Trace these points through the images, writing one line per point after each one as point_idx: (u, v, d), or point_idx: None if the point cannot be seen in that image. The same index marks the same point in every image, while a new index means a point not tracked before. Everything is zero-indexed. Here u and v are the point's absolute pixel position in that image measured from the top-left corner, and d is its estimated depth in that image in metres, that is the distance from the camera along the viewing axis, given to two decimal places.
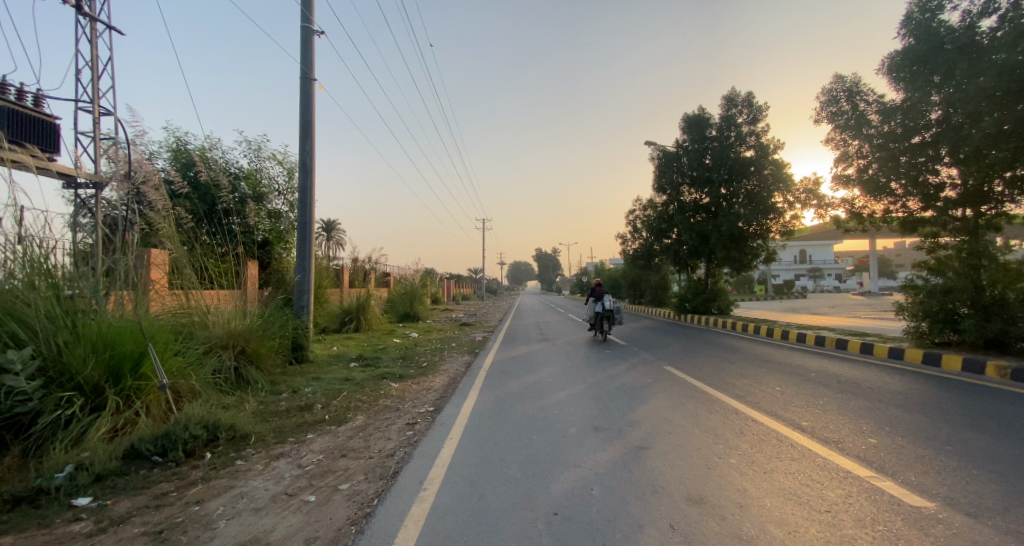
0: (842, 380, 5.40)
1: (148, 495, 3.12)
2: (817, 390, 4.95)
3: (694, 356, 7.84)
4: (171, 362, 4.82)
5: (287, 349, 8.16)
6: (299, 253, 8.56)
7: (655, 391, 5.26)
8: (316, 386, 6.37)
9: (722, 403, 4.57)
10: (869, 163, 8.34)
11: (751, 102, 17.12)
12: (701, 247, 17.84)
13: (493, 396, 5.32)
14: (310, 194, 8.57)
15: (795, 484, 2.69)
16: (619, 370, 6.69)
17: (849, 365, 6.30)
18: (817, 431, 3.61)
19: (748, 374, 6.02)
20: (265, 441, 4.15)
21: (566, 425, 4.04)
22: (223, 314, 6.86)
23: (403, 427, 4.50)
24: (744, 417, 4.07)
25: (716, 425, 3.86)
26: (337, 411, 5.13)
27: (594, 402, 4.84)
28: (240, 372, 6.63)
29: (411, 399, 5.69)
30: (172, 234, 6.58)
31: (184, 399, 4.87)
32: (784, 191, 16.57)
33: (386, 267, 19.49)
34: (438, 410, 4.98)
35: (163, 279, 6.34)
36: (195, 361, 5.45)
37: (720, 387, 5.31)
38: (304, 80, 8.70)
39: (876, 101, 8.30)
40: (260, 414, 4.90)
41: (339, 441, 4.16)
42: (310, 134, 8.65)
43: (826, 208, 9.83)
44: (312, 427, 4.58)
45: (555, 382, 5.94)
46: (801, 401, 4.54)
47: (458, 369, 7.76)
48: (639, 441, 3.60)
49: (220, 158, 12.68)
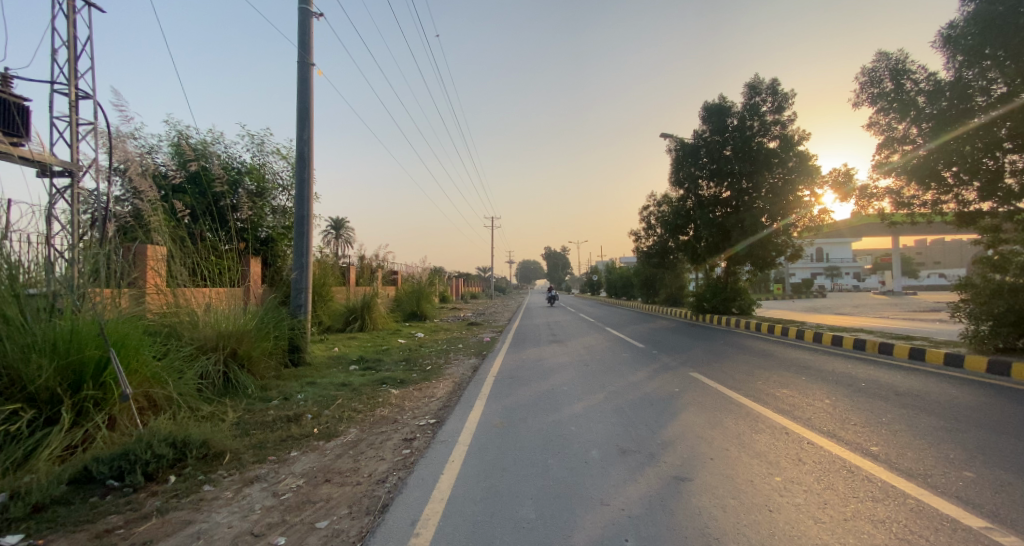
0: (900, 392, 4.75)
1: (89, 532, 2.53)
2: (875, 404, 4.30)
3: (723, 361, 7.18)
4: (144, 368, 4.31)
5: (283, 351, 7.65)
6: (296, 249, 8.09)
7: (685, 402, 4.65)
8: (309, 392, 5.87)
9: (766, 420, 3.96)
10: (922, 146, 7.67)
11: (776, 89, 16.28)
12: (722, 244, 17.08)
13: (501, 408, 4.75)
14: (309, 187, 8.12)
15: (891, 541, 2.07)
16: (641, 377, 6.07)
17: (902, 374, 5.62)
18: (894, 462, 2.99)
19: (788, 383, 5.38)
20: (241, 461, 3.61)
21: (586, 447, 3.45)
22: (213, 313, 6.37)
23: (399, 443, 3.94)
24: (797, 439, 3.45)
25: (768, 449, 3.25)
26: (328, 422, 4.61)
27: (616, 416, 4.26)
28: (229, 376, 6.12)
29: (411, 409, 5.14)
30: (161, 226, 6.11)
31: (158, 410, 4.36)
32: (810, 184, 15.76)
33: (394, 265, 19.00)
34: (440, 424, 4.41)
35: (153, 277, 5.93)
36: (175, 367, 4.95)
37: (760, 399, 4.70)
38: (302, 64, 8.21)
39: (926, 80, 7.66)
40: (241, 427, 4.38)
41: (324, 462, 3.60)
42: (308, 122, 8.18)
43: (867, 198, 9.08)
44: (296, 442, 4.04)
45: (571, 391, 5.34)
46: (860, 418, 3.91)
47: (465, 374, 7.20)
48: (676, 470, 2.99)
49: (221, 152, 12.29)
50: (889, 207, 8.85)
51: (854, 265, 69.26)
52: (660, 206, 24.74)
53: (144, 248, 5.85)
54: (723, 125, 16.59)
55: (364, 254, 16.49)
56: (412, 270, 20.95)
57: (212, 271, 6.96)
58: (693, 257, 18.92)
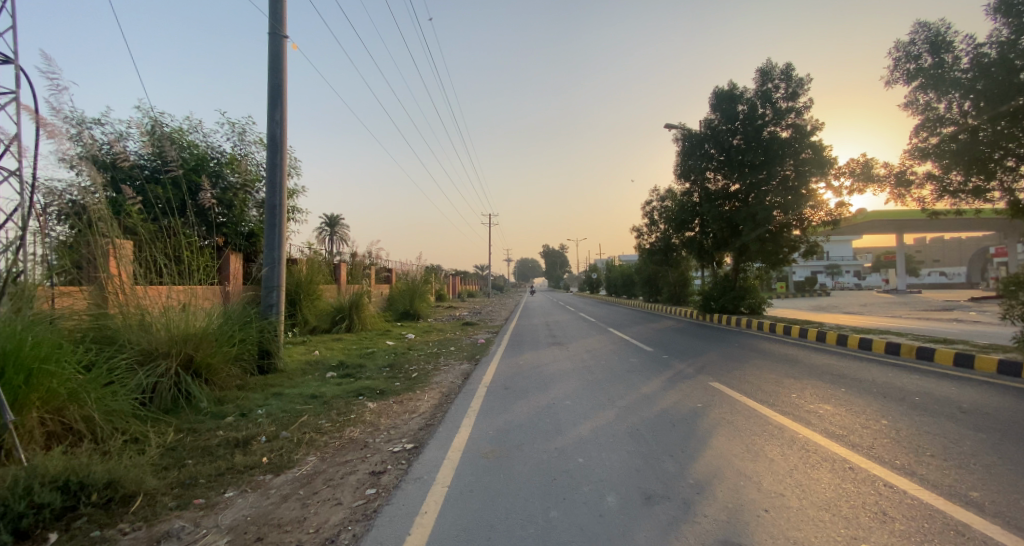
0: (968, 410, 3.99)
1: None
2: (948, 427, 3.53)
3: (745, 368, 6.40)
4: (55, 382, 3.54)
5: (252, 358, 6.83)
6: (267, 243, 7.28)
7: (713, 423, 3.87)
8: (271, 407, 5.08)
9: (820, 450, 3.18)
10: (965, 127, 7.16)
11: (789, 75, 15.48)
12: (730, 239, 16.49)
13: (492, 431, 3.95)
14: (281, 173, 7.32)
15: None
16: (655, 388, 5.30)
17: (957, 385, 4.86)
18: (1015, 521, 2.22)
19: (827, 396, 4.63)
20: (154, 508, 2.81)
21: (598, 490, 2.68)
22: (171, 313, 5.53)
23: (364, 480, 3.16)
24: (869, 479, 2.68)
25: (839, 498, 2.47)
26: (282, 448, 3.82)
27: (632, 442, 3.50)
28: (182, 387, 5.30)
29: (387, 429, 4.33)
30: (108, 218, 5.31)
31: (71, 435, 3.57)
32: (826, 175, 14.96)
33: (386, 262, 18.12)
34: (417, 451, 3.63)
35: (121, 277, 5.35)
36: (106, 380, 4.16)
37: (801, 418, 3.93)
38: (274, 36, 7.39)
39: (970, 52, 7.04)
40: (169, 457, 3.57)
41: (263, 508, 2.81)
42: (281, 100, 7.37)
43: (904, 187, 8.45)
44: (235, 478, 3.25)
45: (575, 408, 4.57)
46: (937, 447, 3.13)
47: (454, 382, 6.43)
48: (721, 532, 2.20)
49: (197, 141, 11.41)
50: (929, 195, 8.26)
51: (855, 263, 68.92)
52: (664, 201, 23.93)
53: (98, 242, 5.20)
54: (734, 112, 15.79)
55: (356, 251, 15.71)
56: (407, 268, 20.17)
57: (174, 266, 6.16)
58: (700, 254, 18.30)
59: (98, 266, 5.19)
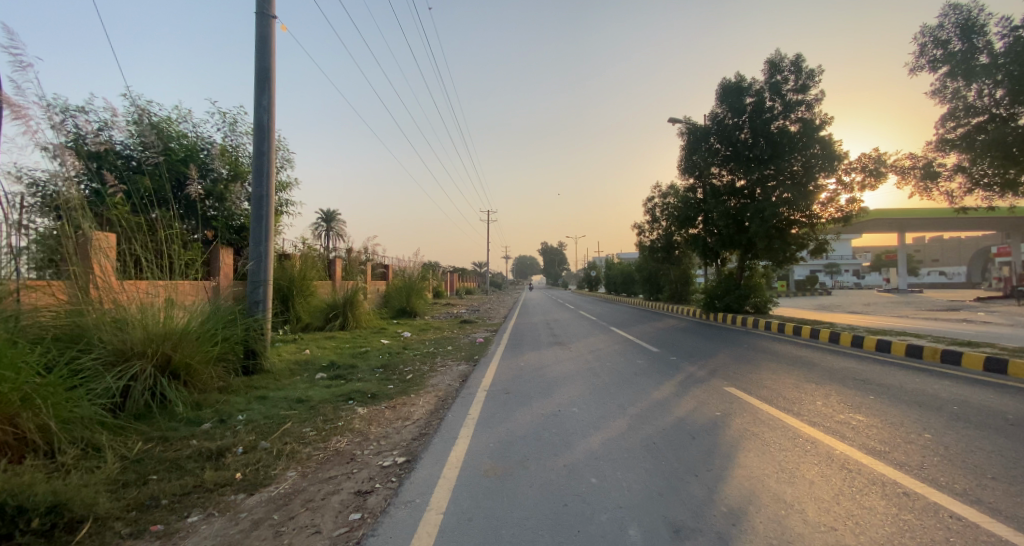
0: (1016, 421, 3.64)
1: None
2: (1000, 443, 3.18)
3: (761, 371, 6.05)
4: (6, 386, 3.09)
5: (235, 358, 6.43)
6: (255, 236, 6.87)
7: (737, 436, 3.51)
8: (252, 413, 4.69)
9: (865, 470, 2.82)
10: (998, 116, 6.96)
11: (800, 66, 15.11)
12: (736, 236, 16.08)
13: (493, 444, 3.58)
14: (268, 162, 6.90)
15: None
16: (667, 394, 4.94)
17: (995, 393, 4.52)
18: None
19: (855, 404, 4.27)
20: (104, 536, 2.41)
21: (618, 520, 2.31)
22: (151, 310, 5.09)
23: (348, 502, 2.78)
24: (931, 508, 2.33)
25: (903, 535, 2.09)
26: (259, 462, 3.43)
27: (651, 458, 3.13)
28: (157, 390, 4.89)
29: (377, 439, 3.95)
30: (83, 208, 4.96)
31: (20, 446, 3.15)
32: (837, 170, 14.58)
33: (383, 257, 17.68)
34: (409, 466, 3.25)
35: (100, 272, 4.95)
36: (69, 384, 3.75)
37: (834, 429, 3.58)
38: (262, 16, 6.97)
39: (1005, 34, 6.69)
40: (131, 472, 3.17)
41: (229, 538, 2.43)
42: (269, 85, 6.96)
43: (929, 180, 8.18)
44: (202, 498, 2.86)
45: (583, 416, 4.22)
46: (995, 467, 2.79)
47: (451, 385, 6.05)
48: None
49: (187, 131, 10.96)
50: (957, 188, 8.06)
51: (854, 263, 68.84)
52: (666, 198, 23.58)
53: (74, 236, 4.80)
54: (741, 105, 15.41)
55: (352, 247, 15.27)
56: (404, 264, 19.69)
57: (157, 260, 5.73)
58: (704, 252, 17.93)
59: (71, 260, 4.80)
